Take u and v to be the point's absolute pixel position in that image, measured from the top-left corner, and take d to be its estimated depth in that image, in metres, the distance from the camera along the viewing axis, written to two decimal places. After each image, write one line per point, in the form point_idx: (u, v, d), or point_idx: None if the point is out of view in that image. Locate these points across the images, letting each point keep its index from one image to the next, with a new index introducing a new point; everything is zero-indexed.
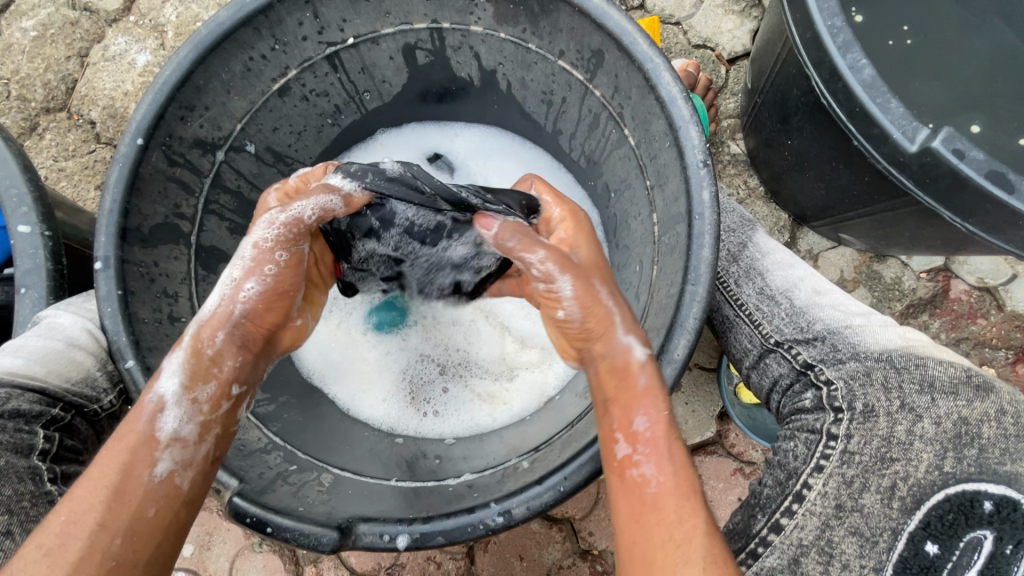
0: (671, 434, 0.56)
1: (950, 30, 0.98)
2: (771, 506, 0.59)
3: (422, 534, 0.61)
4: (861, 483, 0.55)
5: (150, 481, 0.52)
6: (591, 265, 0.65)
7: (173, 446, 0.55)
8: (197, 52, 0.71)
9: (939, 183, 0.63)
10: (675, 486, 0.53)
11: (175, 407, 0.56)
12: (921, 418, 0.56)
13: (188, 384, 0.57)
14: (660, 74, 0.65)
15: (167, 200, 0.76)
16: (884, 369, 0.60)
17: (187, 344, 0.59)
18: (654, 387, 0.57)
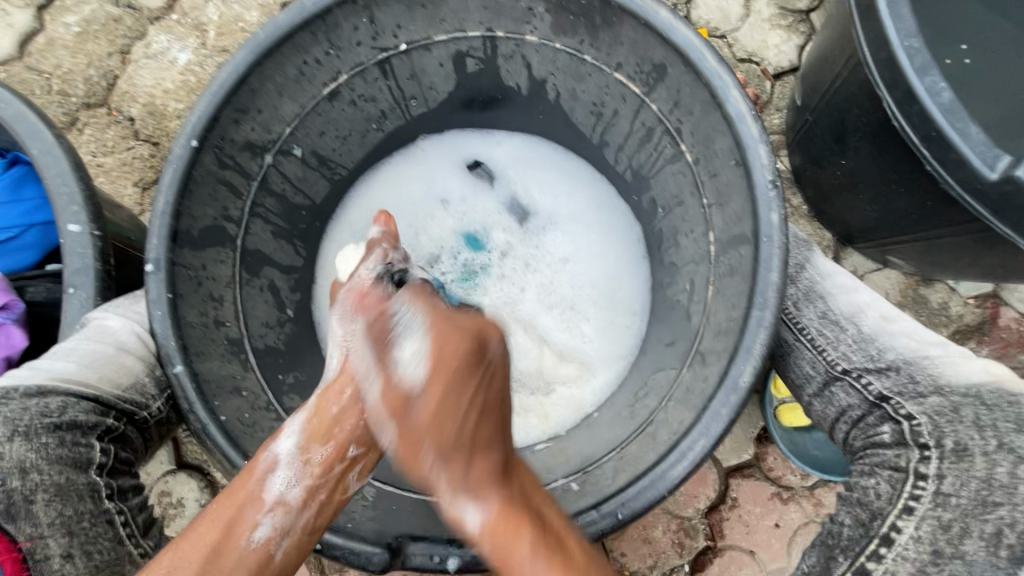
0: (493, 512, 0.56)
1: (1009, 50, 0.95)
2: (854, 549, 0.57)
3: (473, 558, 0.59)
4: (960, 528, 0.53)
5: (250, 543, 0.55)
6: (432, 415, 0.58)
7: (277, 509, 0.57)
8: (253, 56, 0.71)
9: (1020, 211, 0.60)
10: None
11: (287, 467, 0.59)
12: (1023, 460, 0.54)
13: (302, 445, 0.61)
14: (728, 91, 0.63)
15: (216, 203, 0.75)
16: (973, 406, 0.59)
17: (308, 405, 0.63)
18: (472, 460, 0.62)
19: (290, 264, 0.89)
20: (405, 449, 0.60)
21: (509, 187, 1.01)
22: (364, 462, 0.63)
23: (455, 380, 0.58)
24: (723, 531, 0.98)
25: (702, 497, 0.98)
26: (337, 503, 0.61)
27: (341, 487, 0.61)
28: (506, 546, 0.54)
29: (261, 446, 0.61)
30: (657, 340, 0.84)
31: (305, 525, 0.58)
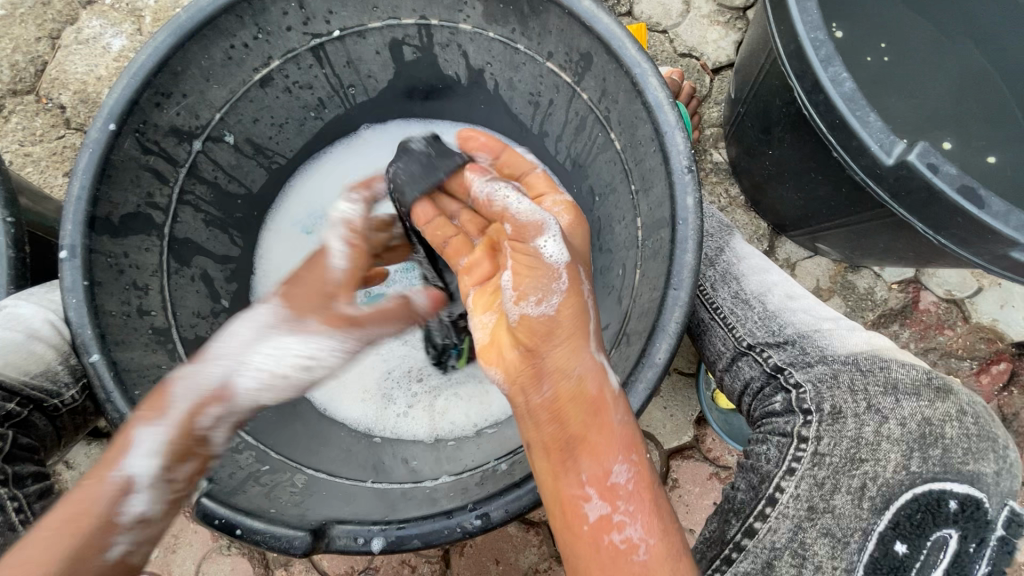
0: (648, 484, 0.55)
1: (924, 48, 1.01)
2: (745, 511, 0.59)
3: (397, 538, 0.59)
4: (831, 484, 0.56)
5: (104, 563, 0.52)
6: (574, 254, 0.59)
7: (136, 529, 0.54)
8: (175, 38, 0.69)
9: (915, 196, 0.65)
10: (660, 546, 0.53)
11: (147, 490, 0.55)
12: (886, 420, 0.57)
13: (167, 465, 0.57)
14: (647, 79, 0.65)
15: (140, 188, 0.73)
16: (850, 372, 0.62)
17: (177, 419, 0.58)
18: (627, 430, 0.55)
19: (225, 254, 0.88)
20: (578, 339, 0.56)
21: None
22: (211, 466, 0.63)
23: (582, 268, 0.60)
24: None
25: None
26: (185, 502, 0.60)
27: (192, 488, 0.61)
28: (625, 437, 0.55)
29: (102, 463, 0.55)
30: None
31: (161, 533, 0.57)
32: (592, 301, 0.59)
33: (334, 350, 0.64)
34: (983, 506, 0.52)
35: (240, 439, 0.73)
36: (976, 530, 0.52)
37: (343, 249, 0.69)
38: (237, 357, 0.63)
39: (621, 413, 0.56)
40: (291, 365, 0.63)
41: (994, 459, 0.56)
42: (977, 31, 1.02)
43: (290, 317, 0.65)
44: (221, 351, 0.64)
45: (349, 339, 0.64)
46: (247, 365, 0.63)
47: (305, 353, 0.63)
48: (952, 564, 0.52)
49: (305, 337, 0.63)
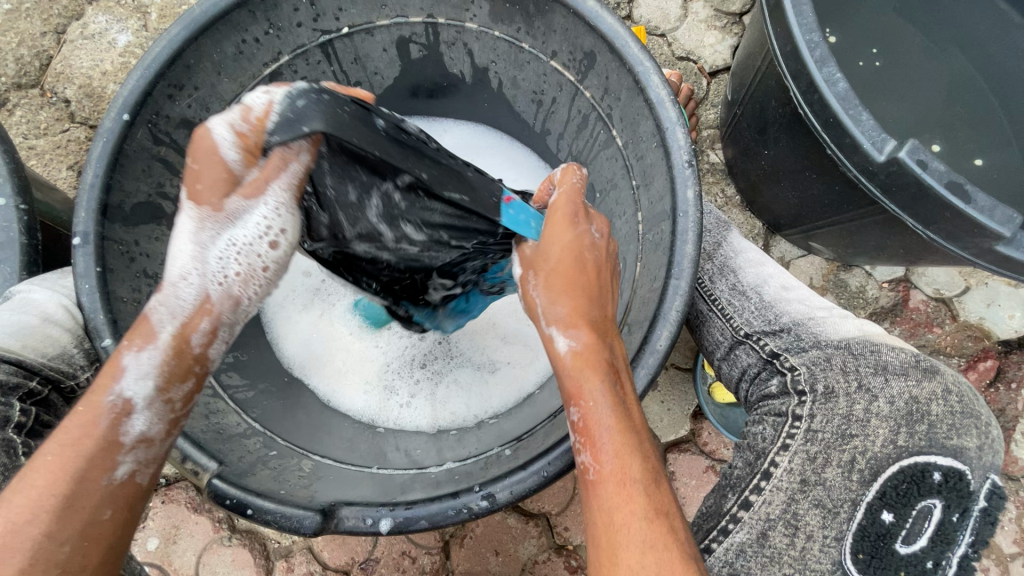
0: (606, 425, 0.52)
1: (914, 54, 1.04)
2: (741, 485, 0.61)
3: (405, 518, 0.61)
4: (823, 458, 0.58)
5: (110, 483, 0.50)
6: (539, 251, 0.60)
7: (138, 448, 0.52)
8: (189, 32, 0.71)
9: (905, 191, 0.67)
10: (612, 474, 0.50)
11: (146, 409, 0.52)
12: (876, 398, 0.59)
13: (162, 385, 0.53)
14: (649, 76, 0.67)
15: (151, 179, 0.75)
16: (842, 355, 0.63)
17: (164, 340, 0.54)
18: (580, 375, 0.54)
19: None
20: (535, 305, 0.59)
21: None
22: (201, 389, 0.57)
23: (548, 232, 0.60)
24: None
25: None
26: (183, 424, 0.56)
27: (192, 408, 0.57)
28: (583, 380, 0.54)
29: (97, 386, 0.52)
30: None
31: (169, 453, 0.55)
32: (568, 273, 0.58)
33: (283, 235, 0.57)
34: (966, 478, 0.55)
35: (246, 426, 0.75)
36: (959, 500, 0.55)
37: (230, 130, 0.53)
38: (192, 271, 0.55)
39: (575, 356, 0.55)
40: (257, 262, 0.57)
41: (977, 435, 0.58)
42: (965, 39, 1.06)
43: (212, 214, 0.55)
44: (177, 269, 0.56)
45: (283, 205, 0.56)
46: (213, 282, 0.56)
47: (252, 243, 0.56)
48: (935, 533, 0.55)
49: (242, 220, 0.56)
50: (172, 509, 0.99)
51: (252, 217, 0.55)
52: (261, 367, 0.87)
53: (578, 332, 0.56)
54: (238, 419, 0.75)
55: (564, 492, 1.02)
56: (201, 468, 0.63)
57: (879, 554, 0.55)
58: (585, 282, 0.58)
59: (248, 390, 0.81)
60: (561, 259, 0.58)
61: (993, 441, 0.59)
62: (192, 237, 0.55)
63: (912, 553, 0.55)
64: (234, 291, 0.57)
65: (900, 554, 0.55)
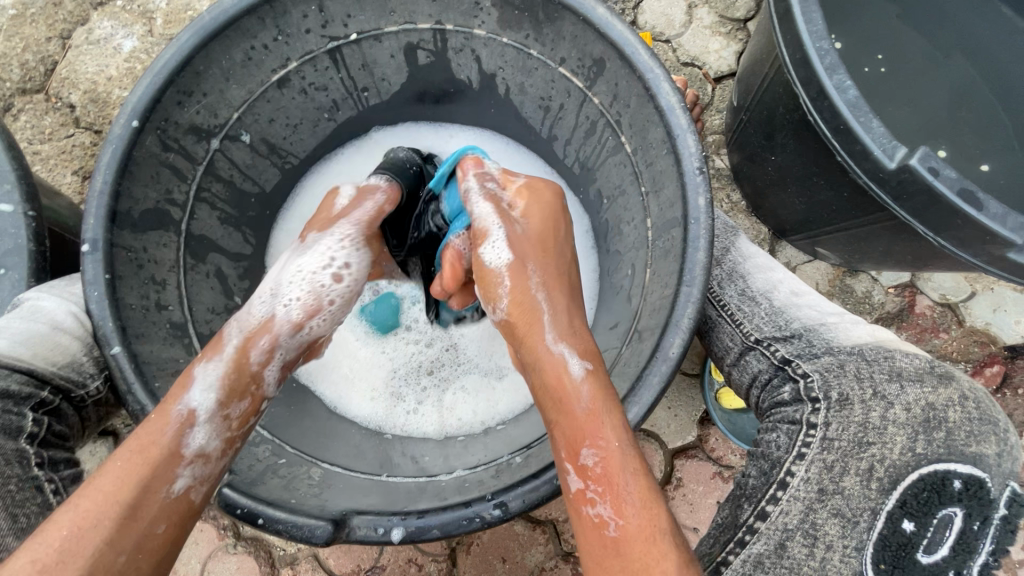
0: (626, 469, 0.53)
1: (919, 59, 1.05)
2: (757, 496, 0.61)
3: (416, 528, 0.60)
4: (841, 467, 0.58)
5: (168, 495, 0.52)
6: (535, 240, 0.71)
7: (195, 462, 0.55)
8: (199, 38, 0.70)
9: (915, 199, 0.67)
10: (638, 527, 0.50)
11: (207, 424, 0.58)
12: (892, 405, 0.58)
13: (223, 400, 0.60)
14: (660, 83, 0.67)
15: (160, 185, 0.74)
16: (856, 361, 0.63)
17: (229, 354, 0.64)
18: (598, 411, 0.56)
19: (238, 252, 0.90)
20: (535, 321, 0.65)
21: None
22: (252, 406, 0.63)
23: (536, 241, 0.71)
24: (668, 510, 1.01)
25: None
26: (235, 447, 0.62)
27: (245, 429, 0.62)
28: (603, 420, 0.56)
29: (168, 397, 0.58)
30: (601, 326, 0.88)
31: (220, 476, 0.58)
32: (565, 287, 0.68)
33: (346, 269, 0.76)
34: (987, 486, 0.54)
35: (256, 433, 0.74)
36: (980, 508, 0.53)
37: (345, 199, 0.82)
38: (270, 297, 0.71)
39: (592, 386, 0.58)
40: (329, 297, 0.74)
41: (995, 442, 0.57)
42: (969, 45, 1.06)
43: (303, 242, 0.78)
44: (264, 294, 0.72)
45: (346, 234, 0.78)
46: (280, 306, 0.70)
47: (317, 272, 0.74)
48: (958, 542, 0.54)
49: (313, 250, 0.76)
50: None
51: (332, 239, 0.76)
52: None
53: (587, 358, 0.61)
54: None
55: None
56: None
57: (901, 564, 0.54)
58: (580, 316, 0.66)
59: None
60: (558, 280, 0.68)
61: (1012, 447, 0.57)
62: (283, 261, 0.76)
63: (934, 564, 0.54)
64: (295, 319, 0.70)
65: (922, 564, 0.54)
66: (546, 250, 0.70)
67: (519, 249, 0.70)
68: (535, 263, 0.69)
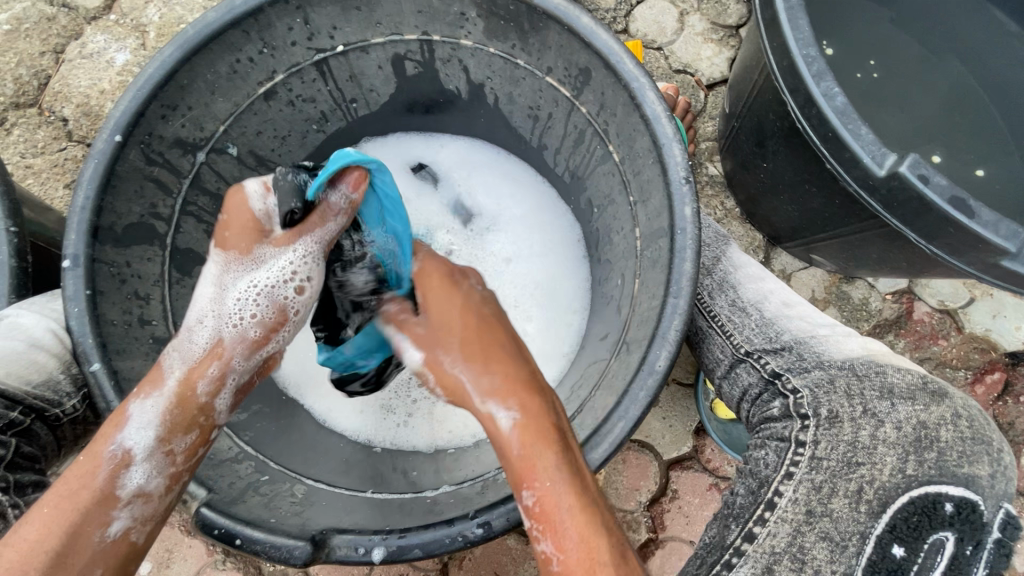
0: (564, 504, 0.49)
1: (912, 64, 1.04)
2: (744, 516, 0.59)
3: (398, 547, 0.59)
4: (829, 488, 0.56)
5: (104, 540, 0.53)
6: (438, 330, 0.61)
7: (134, 503, 0.55)
8: (183, 51, 0.70)
9: (907, 206, 0.66)
10: (575, 563, 0.47)
11: (146, 460, 0.56)
12: (883, 423, 0.58)
13: (166, 434, 0.57)
14: (645, 92, 0.67)
15: (143, 199, 0.74)
16: (846, 377, 0.62)
17: (169, 388, 0.59)
18: (529, 455, 0.52)
19: None
20: (460, 394, 0.57)
21: (451, 189, 1.03)
22: (202, 431, 0.60)
23: (459, 330, 0.59)
24: (664, 523, 0.99)
25: (643, 489, 1.00)
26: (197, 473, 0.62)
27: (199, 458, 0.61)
28: (535, 457, 0.51)
29: (99, 436, 0.56)
30: (593, 336, 0.87)
31: (165, 512, 0.57)
32: (483, 350, 0.58)
33: (309, 281, 0.64)
34: (978, 510, 0.53)
35: (239, 449, 0.73)
36: (972, 532, 0.52)
37: (262, 185, 0.63)
38: (216, 311, 0.62)
39: (522, 435, 0.53)
40: (282, 306, 0.63)
41: (988, 462, 0.56)
42: (963, 49, 1.05)
43: (237, 259, 0.62)
44: (198, 316, 0.62)
45: (310, 251, 0.63)
46: (226, 326, 0.62)
47: (273, 284, 0.62)
48: (949, 567, 0.52)
49: (269, 266, 0.62)
50: (165, 532, 0.97)
51: (290, 258, 0.62)
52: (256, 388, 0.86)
53: (517, 405, 0.54)
54: (230, 442, 0.73)
55: None
56: (189, 496, 0.63)
57: None
58: (507, 360, 0.57)
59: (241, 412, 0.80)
60: (478, 337, 0.59)
61: (1005, 467, 0.57)
62: (213, 281, 0.63)
63: None
64: (245, 335, 0.62)
65: None
66: (459, 322, 0.60)
67: (437, 330, 0.61)
68: (443, 346, 0.59)
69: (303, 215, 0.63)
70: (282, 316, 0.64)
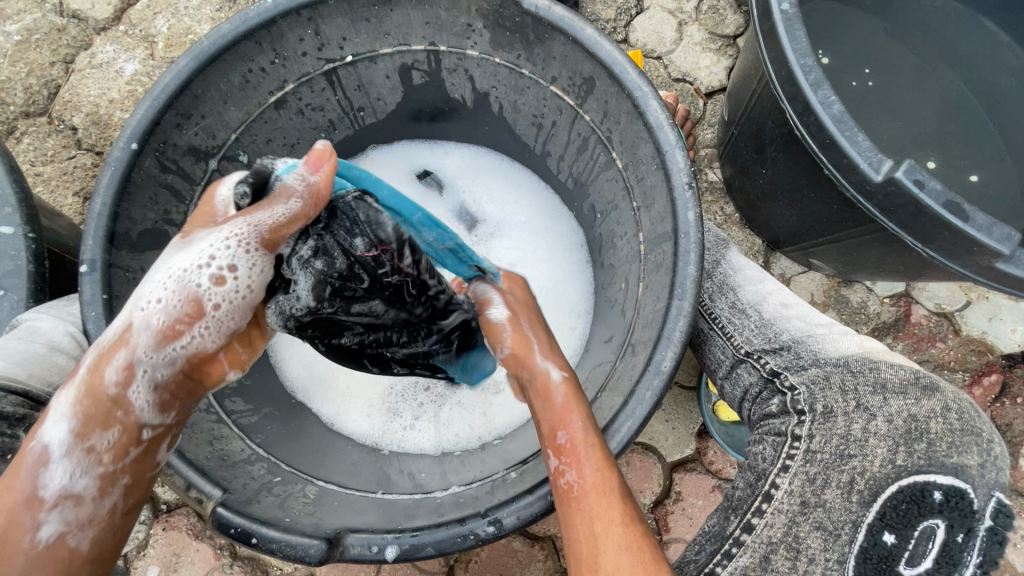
0: (593, 441, 0.56)
1: (906, 72, 1.06)
2: (743, 507, 0.61)
3: (411, 546, 0.60)
4: (822, 479, 0.58)
5: (35, 544, 0.51)
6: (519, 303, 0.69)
7: (64, 505, 0.52)
8: (197, 62, 0.72)
9: (903, 210, 0.68)
10: (593, 486, 0.54)
11: (64, 461, 0.52)
12: (874, 417, 0.59)
13: (81, 433, 0.52)
14: (648, 101, 0.69)
15: (158, 206, 0.76)
16: (841, 373, 0.64)
17: (84, 380, 0.52)
18: (572, 404, 0.58)
19: None
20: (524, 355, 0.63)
21: (456, 195, 1.04)
22: (123, 433, 0.53)
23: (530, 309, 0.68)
24: (668, 524, 1.00)
25: (648, 492, 1.01)
26: (138, 475, 0.57)
27: (134, 459, 0.55)
28: (572, 408, 0.58)
29: (26, 436, 0.53)
30: (597, 339, 0.88)
31: (104, 510, 0.54)
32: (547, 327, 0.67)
33: (232, 271, 0.50)
34: (969, 497, 0.53)
35: (251, 451, 0.76)
36: (962, 520, 0.53)
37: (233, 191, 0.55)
38: (134, 294, 0.52)
39: (568, 390, 0.60)
40: (204, 296, 0.50)
41: (979, 452, 0.56)
42: (955, 58, 1.08)
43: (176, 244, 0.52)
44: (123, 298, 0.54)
45: (239, 235, 0.50)
46: (139, 309, 0.51)
47: (190, 269, 0.50)
48: (940, 554, 0.53)
49: (193, 246, 0.51)
50: (173, 536, 0.98)
51: (217, 239, 0.50)
52: (265, 391, 0.87)
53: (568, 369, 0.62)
54: (242, 445, 0.75)
55: None
56: (206, 495, 0.64)
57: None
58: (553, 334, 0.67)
59: (251, 415, 0.81)
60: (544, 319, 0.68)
61: (996, 458, 0.57)
62: (153, 269, 0.51)
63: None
64: (154, 321, 0.51)
65: None
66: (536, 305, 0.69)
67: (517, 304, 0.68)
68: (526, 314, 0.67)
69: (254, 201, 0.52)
70: (200, 309, 0.51)
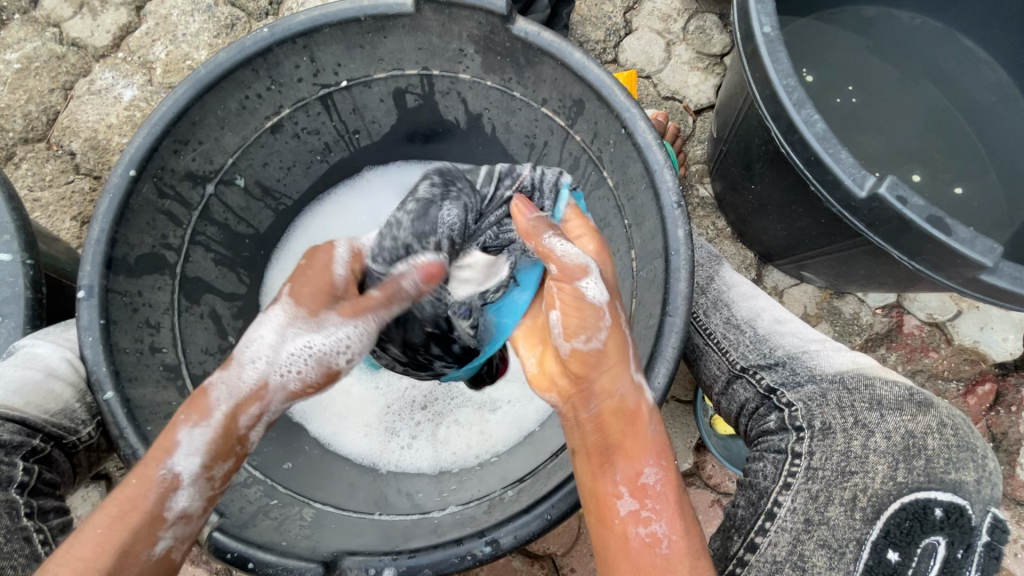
0: (678, 488, 0.57)
1: (888, 89, 1.09)
2: (746, 526, 0.62)
3: (409, 567, 0.60)
4: (825, 497, 0.58)
5: (149, 558, 0.53)
6: (612, 281, 0.63)
7: (177, 524, 0.55)
8: (195, 90, 0.73)
9: (888, 225, 0.70)
10: (684, 544, 0.54)
11: (191, 487, 0.55)
12: (872, 433, 0.60)
13: (209, 462, 0.56)
14: (636, 122, 0.70)
15: (155, 231, 0.77)
16: (837, 390, 0.64)
17: (215, 420, 0.58)
18: (660, 438, 0.59)
19: (232, 292, 0.92)
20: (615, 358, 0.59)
21: None
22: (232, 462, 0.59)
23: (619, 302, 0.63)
24: None
25: None
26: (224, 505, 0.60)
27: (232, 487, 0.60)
28: (661, 446, 0.58)
29: (148, 461, 0.55)
30: None
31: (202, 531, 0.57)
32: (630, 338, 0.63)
33: (350, 347, 0.62)
34: (966, 513, 0.55)
35: (248, 474, 0.75)
36: (962, 536, 0.54)
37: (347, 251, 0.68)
38: (261, 358, 0.60)
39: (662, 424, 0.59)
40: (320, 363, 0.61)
41: (973, 469, 0.58)
42: (937, 74, 1.10)
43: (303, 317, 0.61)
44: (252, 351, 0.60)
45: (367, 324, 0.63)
46: (273, 372, 0.60)
47: (326, 349, 0.61)
48: (942, 569, 0.54)
49: (323, 330, 0.61)
50: None
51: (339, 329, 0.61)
52: None
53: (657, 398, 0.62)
54: (239, 467, 0.74)
55: (570, 532, 1.00)
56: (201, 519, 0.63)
57: None
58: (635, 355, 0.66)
59: None
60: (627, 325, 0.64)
61: (989, 473, 0.59)
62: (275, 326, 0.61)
63: None
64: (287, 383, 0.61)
65: None
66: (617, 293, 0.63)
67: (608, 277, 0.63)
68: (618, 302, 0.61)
69: (381, 299, 0.64)
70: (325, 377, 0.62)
